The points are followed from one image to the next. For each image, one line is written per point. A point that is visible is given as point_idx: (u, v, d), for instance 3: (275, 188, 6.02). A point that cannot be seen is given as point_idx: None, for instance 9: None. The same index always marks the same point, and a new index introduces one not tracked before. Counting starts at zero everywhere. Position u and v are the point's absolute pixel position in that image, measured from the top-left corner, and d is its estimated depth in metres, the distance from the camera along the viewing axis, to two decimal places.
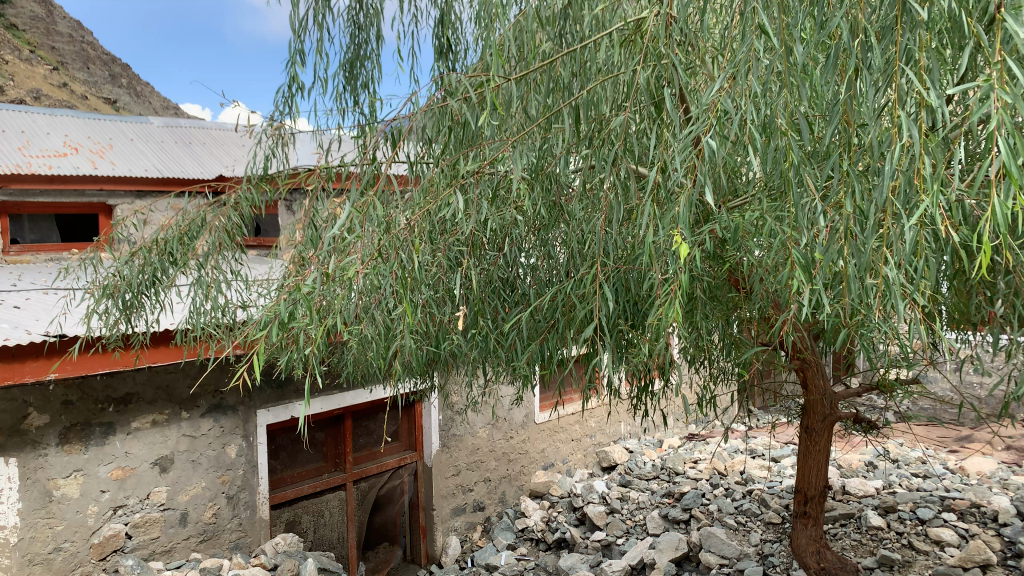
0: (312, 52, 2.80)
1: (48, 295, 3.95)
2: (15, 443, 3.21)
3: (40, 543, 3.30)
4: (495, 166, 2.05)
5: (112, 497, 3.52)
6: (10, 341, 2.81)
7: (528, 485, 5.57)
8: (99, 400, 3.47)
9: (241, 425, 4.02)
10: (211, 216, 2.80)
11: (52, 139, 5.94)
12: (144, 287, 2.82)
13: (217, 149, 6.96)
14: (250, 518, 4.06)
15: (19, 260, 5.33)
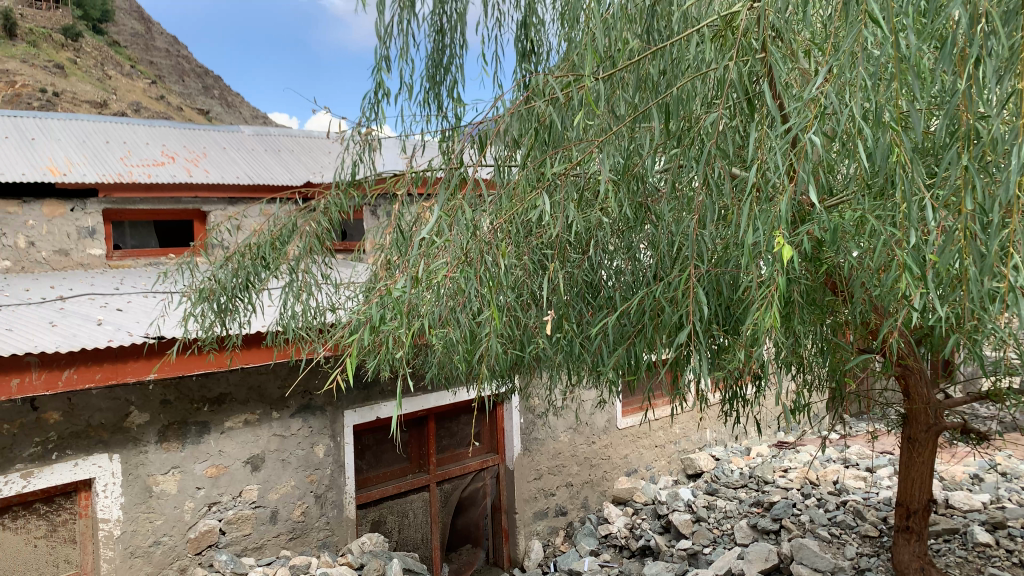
0: (397, 58, 2.82)
1: (148, 298, 4.12)
2: (118, 440, 3.37)
3: (141, 536, 3.44)
4: (582, 167, 2.02)
5: (206, 494, 3.64)
6: (113, 343, 2.97)
7: (611, 491, 5.50)
8: (195, 399, 3.60)
9: (329, 426, 4.10)
10: (301, 221, 2.85)
11: (151, 149, 6.22)
12: (238, 291, 2.90)
13: (305, 156, 7.15)
14: (337, 517, 4.14)
15: (121, 264, 5.56)
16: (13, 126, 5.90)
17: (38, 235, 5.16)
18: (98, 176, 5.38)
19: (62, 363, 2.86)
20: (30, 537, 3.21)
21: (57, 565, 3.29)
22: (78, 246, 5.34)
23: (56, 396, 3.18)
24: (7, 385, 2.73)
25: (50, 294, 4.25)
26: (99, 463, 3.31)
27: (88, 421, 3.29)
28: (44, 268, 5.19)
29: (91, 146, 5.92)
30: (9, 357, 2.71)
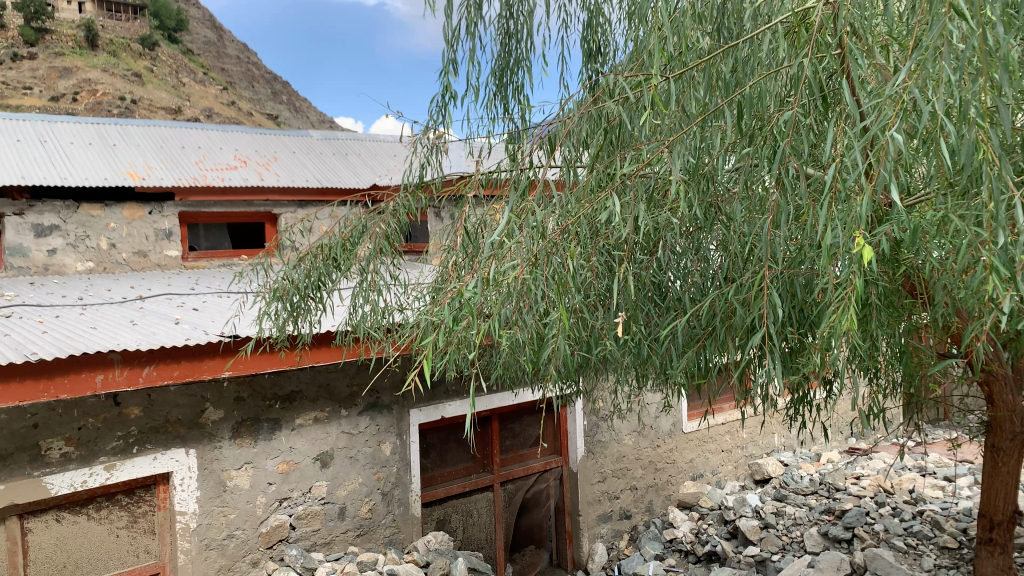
0: (464, 62, 2.85)
1: (223, 298, 4.25)
2: (194, 435, 3.49)
3: (216, 529, 3.54)
4: (652, 168, 2.00)
5: (278, 489, 3.73)
6: (189, 342, 3.09)
7: (677, 495, 5.43)
8: (267, 396, 3.70)
9: (395, 424, 4.16)
10: (371, 223, 2.88)
11: (225, 153, 6.41)
12: (311, 291, 2.97)
13: (372, 159, 7.27)
14: (403, 514, 4.19)
15: (196, 265, 5.74)
16: (95, 132, 6.15)
17: (118, 237, 5.38)
18: (175, 180, 5.58)
19: (143, 361, 2.99)
20: (112, 527, 3.37)
21: (138, 554, 3.44)
22: (156, 248, 5.54)
23: (137, 392, 3.32)
24: (91, 380, 2.87)
25: (130, 294, 4.42)
26: (176, 457, 3.44)
27: (166, 416, 3.42)
28: (125, 269, 5.40)
29: (168, 151, 6.14)
30: (93, 354, 2.85)
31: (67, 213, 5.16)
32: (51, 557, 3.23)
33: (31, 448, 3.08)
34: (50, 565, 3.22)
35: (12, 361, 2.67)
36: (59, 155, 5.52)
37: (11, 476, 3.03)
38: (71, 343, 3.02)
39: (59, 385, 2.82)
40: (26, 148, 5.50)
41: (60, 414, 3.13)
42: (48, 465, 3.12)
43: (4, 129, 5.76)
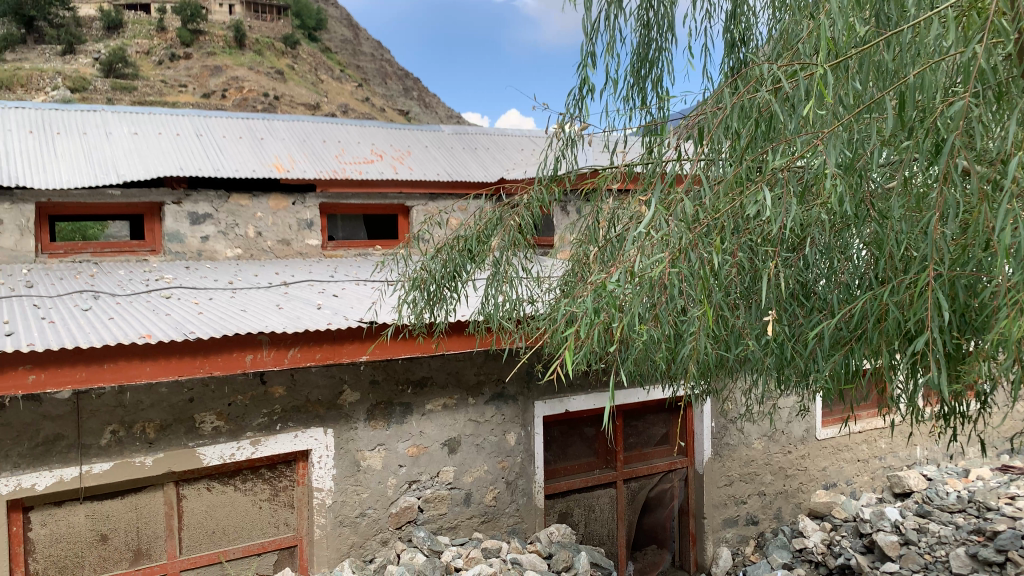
0: (603, 54, 2.83)
1: (360, 286, 4.43)
2: (332, 415, 3.66)
3: (349, 507, 3.70)
4: (802, 162, 1.92)
5: (407, 472, 3.85)
6: (331, 326, 3.23)
7: (807, 504, 5.23)
8: (400, 381, 3.82)
9: (521, 415, 4.20)
10: (506, 215, 2.89)
11: (362, 147, 6.65)
12: (447, 280, 3.00)
13: (502, 153, 7.35)
14: (526, 504, 4.24)
15: (333, 254, 5.99)
16: (245, 127, 6.54)
17: (265, 226, 5.70)
18: (316, 173, 5.84)
19: (288, 343, 3.16)
20: (256, 499, 3.59)
21: (278, 526, 3.65)
22: (298, 237, 5.83)
23: (281, 371, 3.51)
24: (241, 359, 3.09)
25: (276, 279, 4.67)
26: (315, 436, 3.61)
27: (307, 396, 3.60)
28: (269, 256, 5.71)
29: (310, 145, 6.44)
30: (243, 335, 3.05)
31: (219, 202, 5.52)
32: (202, 523, 3.48)
33: (187, 420, 3.33)
34: (200, 530, 3.48)
35: (172, 339, 2.93)
36: (213, 148, 5.91)
37: (169, 445, 3.29)
38: (224, 324, 3.24)
39: (213, 362, 3.05)
40: (184, 142, 5.92)
41: (213, 389, 3.37)
42: (201, 437, 3.36)
43: (166, 123, 6.23)
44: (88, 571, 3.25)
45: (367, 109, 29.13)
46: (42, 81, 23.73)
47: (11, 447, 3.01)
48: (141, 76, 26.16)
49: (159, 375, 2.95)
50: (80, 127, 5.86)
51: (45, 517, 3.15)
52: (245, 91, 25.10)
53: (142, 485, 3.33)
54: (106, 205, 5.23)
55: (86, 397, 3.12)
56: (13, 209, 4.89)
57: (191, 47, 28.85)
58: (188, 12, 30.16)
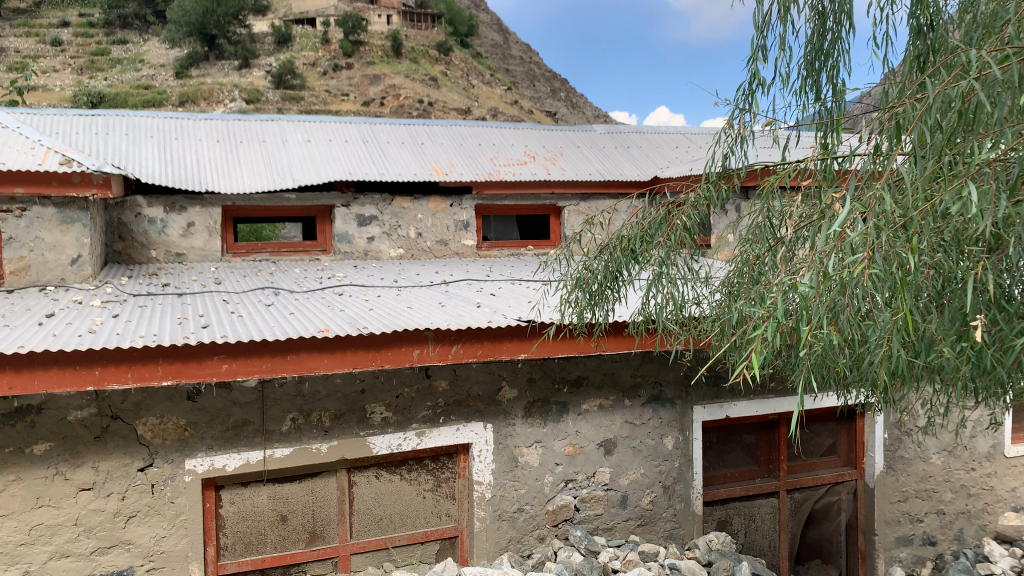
0: (774, 47, 2.73)
1: (517, 285, 4.49)
2: (491, 411, 3.74)
3: (508, 502, 3.77)
4: (1013, 154, 1.75)
5: (564, 470, 3.87)
6: (492, 324, 3.31)
7: (993, 527, 4.82)
8: (556, 380, 3.84)
9: (678, 419, 4.12)
10: (672, 213, 2.76)
11: (516, 149, 6.75)
12: (610, 281, 2.88)
13: (656, 151, 7.23)
14: (684, 510, 4.15)
15: (488, 254, 6.12)
16: (406, 132, 6.81)
17: (425, 227, 5.93)
18: (473, 175, 5.97)
19: (452, 339, 3.27)
20: (420, 489, 3.74)
21: (439, 516, 3.78)
22: (455, 237, 6.01)
23: (445, 366, 3.63)
24: (409, 353, 3.22)
25: (436, 278, 4.84)
26: (476, 430, 3.71)
27: (468, 391, 3.70)
28: (429, 256, 5.93)
29: (467, 148, 6.61)
30: (411, 331, 3.18)
31: (383, 205, 5.79)
32: (371, 509, 3.66)
33: (359, 410, 3.51)
34: (369, 516, 3.66)
35: (347, 333, 3.10)
36: (378, 153, 6.19)
37: (342, 433, 3.49)
38: (393, 320, 3.40)
39: (384, 355, 3.20)
40: (351, 147, 6.24)
41: (382, 382, 3.54)
42: (371, 427, 3.54)
43: (335, 130, 6.60)
44: (270, 548, 3.50)
45: (517, 113, 29.59)
46: (222, 93, 25.73)
47: (206, 430, 3.29)
48: (308, 86, 27.87)
49: (334, 367, 3.13)
50: (260, 135, 6.32)
51: (234, 495, 3.43)
52: (401, 98, 26.11)
53: (318, 470, 3.55)
54: (283, 207, 5.61)
55: (270, 386, 3.36)
56: (203, 212, 5.34)
57: (352, 58, 30.44)
58: (350, 24, 31.79)
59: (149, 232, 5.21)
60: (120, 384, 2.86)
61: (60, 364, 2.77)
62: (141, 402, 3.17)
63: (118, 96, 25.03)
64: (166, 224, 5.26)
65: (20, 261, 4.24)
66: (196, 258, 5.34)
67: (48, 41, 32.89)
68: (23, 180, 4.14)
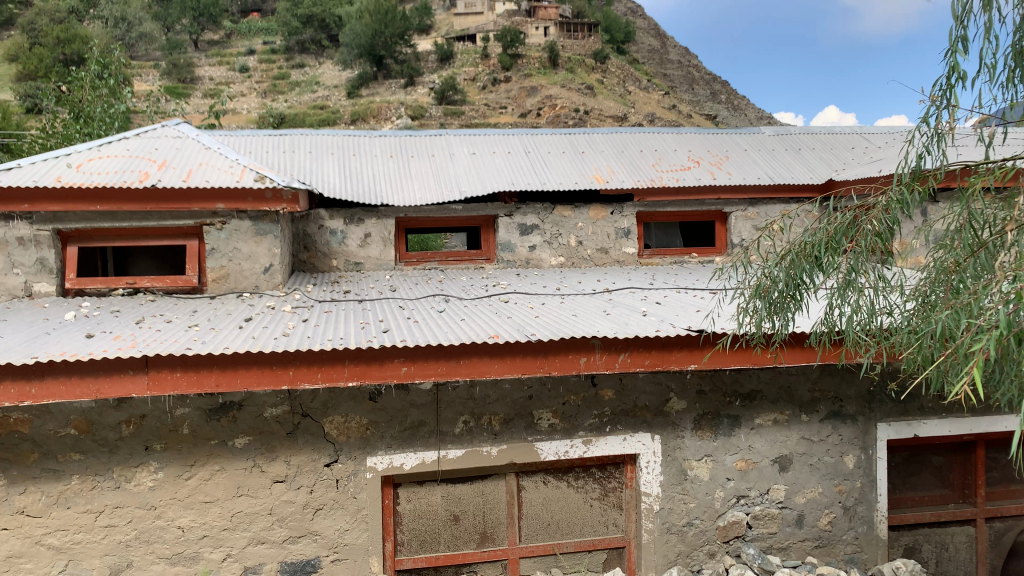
0: (977, 37, 2.53)
1: (684, 294, 4.40)
2: (659, 422, 3.69)
3: (676, 515, 3.70)
4: None
5: (736, 486, 3.75)
6: (661, 333, 3.26)
7: None
8: (728, 393, 3.73)
9: (861, 437, 3.88)
10: (862, 218, 2.57)
11: (680, 155, 6.61)
12: (792, 290, 2.75)
13: (830, 153, 6.87)
14: (867, 534, 3.90)
15: (649, 263, 6.02)
16: (568, 142, 6.85)
17: (586, 235, 5.94)
18: (635, 182, 5.88)
19: (619, 348, 3.25)
20: (588, 497, 3.75)
21: (607, 525, 3.78)
22: (616, 245, 5.98)
23: (611, 375, 3.62)
24: (577, 361, 3.23)
25: (599, 287, 4.84)
26: (643, 441, 3.67)
27: (636, 401, 3.67)
28: (590, 264, 5.95)
29: (629, 155, 6.55)
30: (578, 339, 3.19)
31: (545, 214, 5.87)
32: (539, 514, 3.72)
33: (527, 416, 3.57)
34: (537, 521, 3.72)
35: (517, 339, 3.16)
36: (541, 163, 6.27)
37: (511, 438, 3.56)
38: (561, 327, 3.43)
39: (552, 362, 3.23)
40: (515, 158, 6.36)
41: (550, 388, 3.57)
42: (539, 433, 3.59)
43: (499, 143, 6.76)
44: (443, 547, 3.63)
45: (674, 118, 29.08)
46: (389, 110, 27.10)
47: (386, 429, 3.46)
48: (468, 101, 28.77)
49: (505, 372, 3.20)
50: (429, 150, 6.58)
51: (409, 494, 3.59)
52: (557, 108, 26.34)
53: (488, 474, 3.64)
54: (451, 218, 5.81)
55: (444, 389, 3.48)
56: (378, 223, 5.63)
57: (510, 71, 31.15)
58: (509, 38, 32.42)
59: (331, 242, 5.56)
60: (312, 384, 3.07)
61: (259, 365, 3.00)
62: (328, 401, 3.38)
63: (296, 118, 26.96)
64: (345, 236, 5.59)
65: (221, 270, 4.65)
66: (372, 267, 5.64)
67: (236, 68, 35.86)
68: (223, 197, 4.55)
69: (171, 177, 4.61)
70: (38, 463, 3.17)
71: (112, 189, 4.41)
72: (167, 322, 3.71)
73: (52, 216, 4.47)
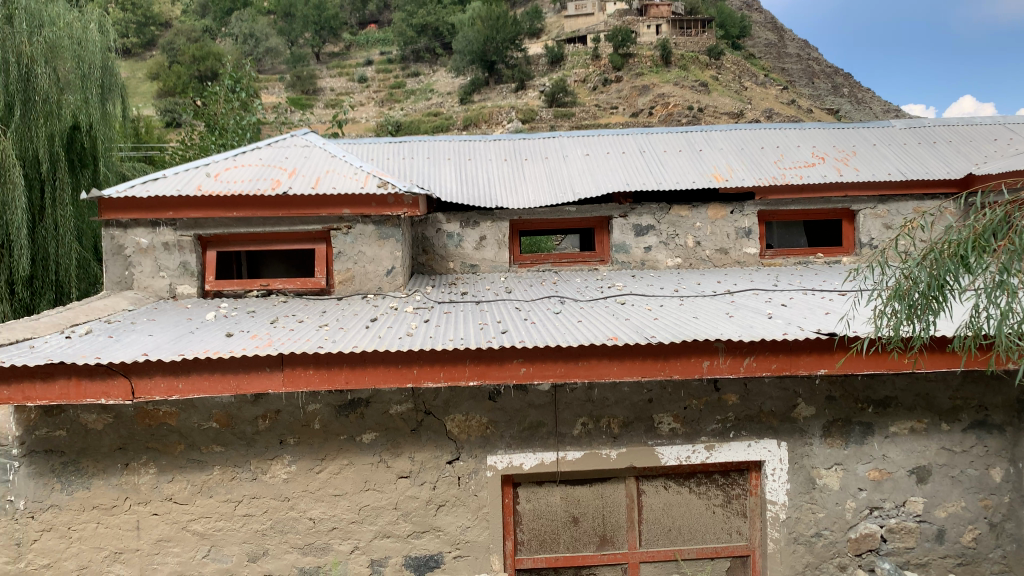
0: None
1: (810, 296, 4.23)
2: (786, 429, 3.57)
3: (805, 525, 3.56)
4: None
5: (869, 497, 3.58)
6: (789, 336, 3.14)
7: None
8: (860, 400, 3.56)
9: (1008, 449, 3.62)
10: (1015, 215, 2.37)
11: (803, 151, 6.37)
12: (934, 291, 2.59)
13: (969, 145, 6.45)
14: (1016, 552, 3.64)
15: (772, 263, 5.81)
16: (684, 140, 6.73)
17: (704, 235, 5.82)
18: (756, 180, 5.71)
19: (744, 351, 3.16)
20: (710, 503, 3.68)
21: (730, 533, 3.69)
22: (736, 245, 5.83)
23: (735, 380, 3.52)
24: (700, 365, 3.16)
25: (719, 288, 4.72)
26: (769, 448, 3.56)
27: (760, 407, 3.55)
28: (709, 265, 5.82)
29: (749, 152, 6.36)
30: (701, 341, 3.12)
31: (662, 214, 5.78)
32: (659, 519, 3.67)
33: (647, 419, 3.53)
34: (658, 526, 3.67)
35: (638, 342, 3.12)
36: (656, 163, 6.18)
37: (631, 441, 3.53)
38: (682, 330, 3.36)
39: (673, 365, 3.18)
40: (630, 158, 6.30)
41: (670, 392, 3.52)
42: (660, 437, 3.54)
43: (613, 143, 6.71)
44: (563, 548, 3.65)
45: (794, 114, 28.03)
46: (501, 114, 27.40)
47: (505, 428, 3.50)
48: (579, 103, 28.75)
49: (625, 374, 3.17)
50: (543, 152, 6.61)
51: (529, 493, 3.62)
52: (670, 106, 25.91)
53: (607, 476, 3.62)
54: (565, 220, 5.82)
55: (562, 390, 3.48)
56: (493, 226, 5.70)
57: (622, 71, 30.90)
58: (620, 37, 32.08)
59: (448, 245, 5.69)
60: (434, 383, 3.14)
61: (385, 363, 3.10)
62: (449, 400, 3.45)
63: (411, 125, 27.69)
64: (462, 238, 5.69)
65: (347, 272, 4.83)
66: (487, 269, 5.72)
67: (355, 78, 37.16)
68: (348, 203, 4.73)
69: (301, 184, 4.84)
70: (184, 454, 3.38)
71: (247, 197, 4.67)
72: (298, 322, 3.88)
73: (193, 222, 4.77)
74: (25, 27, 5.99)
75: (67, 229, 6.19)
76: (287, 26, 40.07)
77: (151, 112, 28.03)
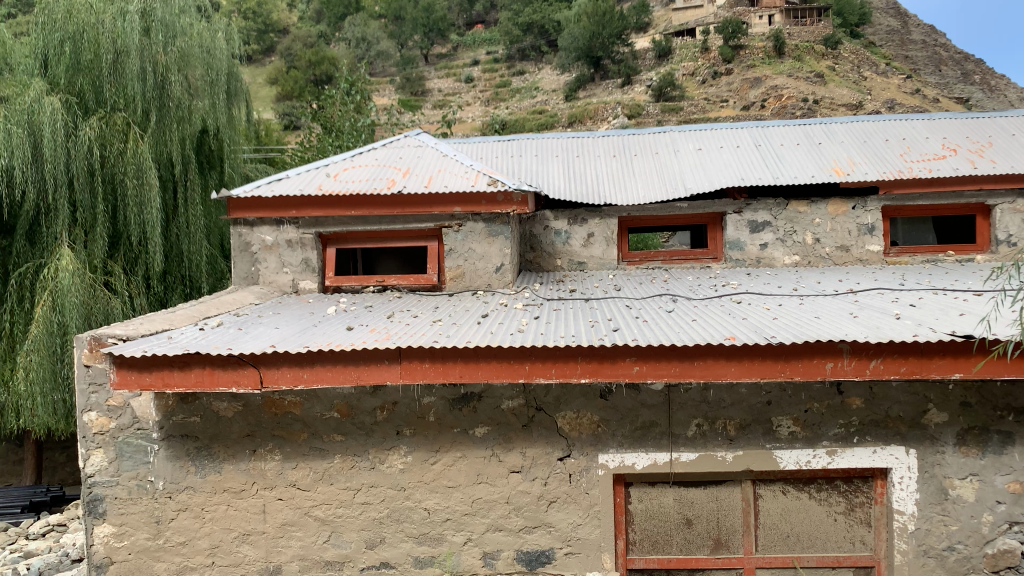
0: None
1: (942, 296, 4.00)
2: (915, 435, 3.39)
3: (935, 537, 3.38)
4: None
5: (1008, 510, 3.36)
6: (921, 338, 2.98)
7: None
8: (999, 407, 3.34)
9: None
10: None
11: (932, 143, 6.02)
12: None
13: None
14: None
15: (897, 260, 5.52)
16: (802, 133, 6.49)
17: (824, 232, 5.60)
18: (879, 174, 5.45)
19: (871, 353, 3.02)
20: (832, 510, 3.56)
21: (853, 542, 3.56)
22: (859, 242, 5.57)
23: (860, 383, 3.37)
24: (823, 366, 3.04)
25: (841, 287, 4.53)
26: (896, 455, 3.39)
27: (888, 411, 3.39)
28: (829, 263, 5.60)
29: (872, 144, 6.07)
30: (824, 342, 3.00)
31: (778, 210, 5.60)
32: (777, 525, 3.57)
33: (765, 422, 3.42)
34: (775, 531, 3.57)
35: (757, 342, 3.03)
36: (773, 157, 5.98)
37: (748, 444, 3.44)
38: (803, 330, 3.24)
39: (794, 366, 3.07)
40: (744, 153, 6.13)
41: (790, 394, 3.40)
42: (778, 440, 3.43)
43: (727, 137, 6.55)
44: (676, 550, 3.60)
45: (919, 103, 26.51)
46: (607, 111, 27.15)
47: (617, 427, 3.47)
48: (688, 97, 28.16)
49: (742, 375, 3.09)
50: (654, 148, 6.52)
51: (641, 493, 3.59)
52: (784, 98, 24.99)
53: (723, 479, 3.55)
54: (677, 216, 5.72)
55: (676, 390, 3.43)
56: (602, 223, 5.66)
57: (732, 63, 30.03)
58: (732, 28, 31.05)
59: (556, 243, 5.71)
60: (546, 379, 3.15)
61: (498, 359, 3.14)
62: (561, 396, 3.45)
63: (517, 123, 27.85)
64: (571, 236, 5.70)
65: (458, 269, 4.91)
66: (596, 266, 5.69)
67: (463, 79, 37.68)
68: (460, 201, 4.80)
69: (415, 183, 4.96)
70: (307, 442, 3.53)
71: (365, 196, 4.82)
72: (413, 317, 3.98)
73: (314, 220, 4.96)
74: (162, 38, 6.33)
75: (198, 227, 6.56)
76: (397, 29, 41.06)
77: (270, 115, 29.37)
